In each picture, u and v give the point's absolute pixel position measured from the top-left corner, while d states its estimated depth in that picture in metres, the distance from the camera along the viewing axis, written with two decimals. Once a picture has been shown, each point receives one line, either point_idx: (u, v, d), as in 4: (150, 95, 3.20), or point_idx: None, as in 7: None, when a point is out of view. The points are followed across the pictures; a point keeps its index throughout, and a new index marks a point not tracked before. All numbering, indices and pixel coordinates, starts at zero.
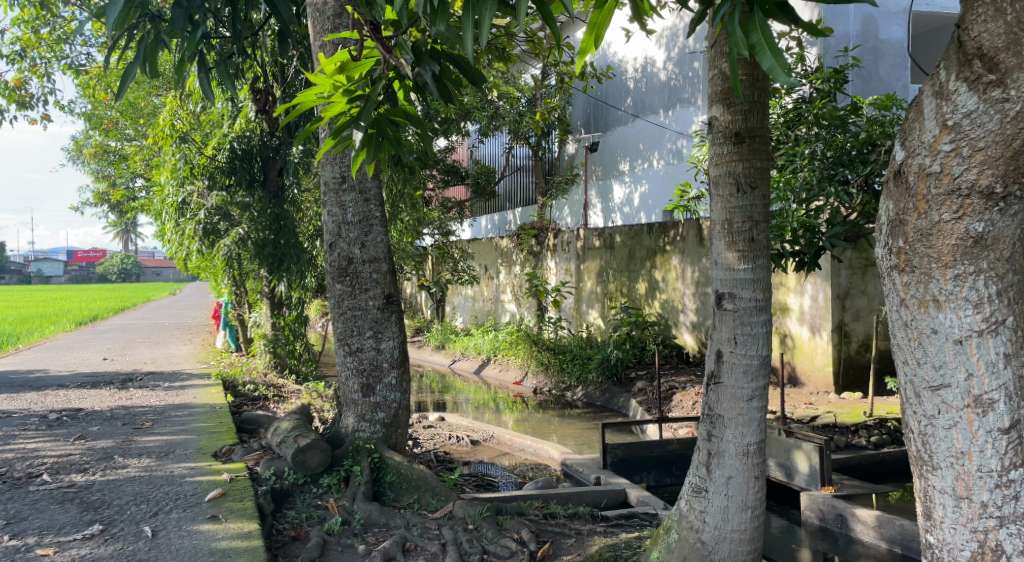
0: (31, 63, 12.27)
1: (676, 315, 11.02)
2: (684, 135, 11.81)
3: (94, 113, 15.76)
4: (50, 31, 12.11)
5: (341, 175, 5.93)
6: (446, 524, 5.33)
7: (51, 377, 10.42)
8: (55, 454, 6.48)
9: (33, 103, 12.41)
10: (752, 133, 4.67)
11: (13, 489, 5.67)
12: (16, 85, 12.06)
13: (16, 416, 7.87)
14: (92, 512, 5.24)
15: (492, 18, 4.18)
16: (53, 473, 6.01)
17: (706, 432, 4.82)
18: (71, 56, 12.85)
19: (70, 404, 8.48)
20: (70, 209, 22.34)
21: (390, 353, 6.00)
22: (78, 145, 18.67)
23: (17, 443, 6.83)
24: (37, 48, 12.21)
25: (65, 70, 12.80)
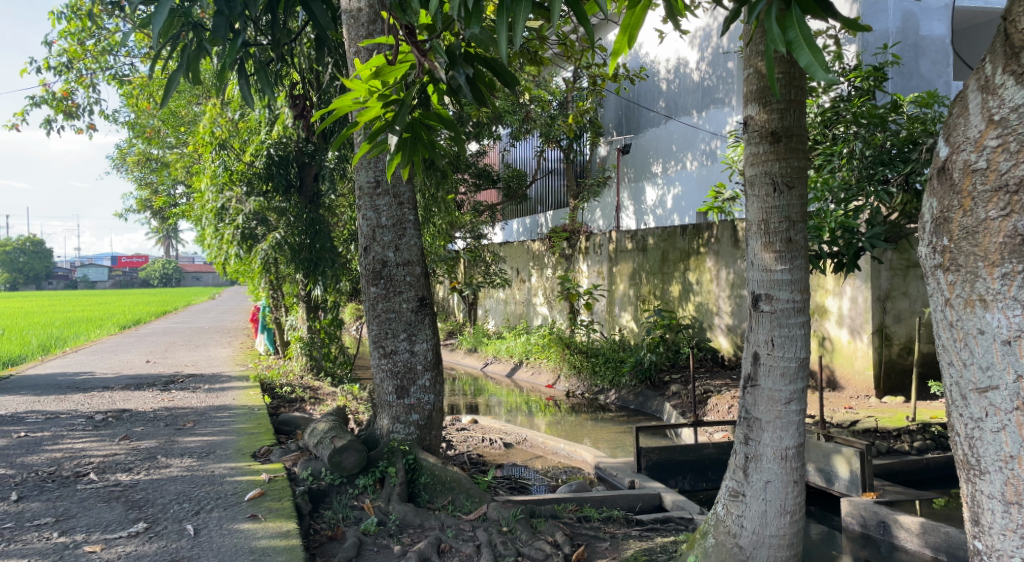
0: (77, 74, 12.51)
1: (711, 317, 10.91)
2: (719, 136, 11.71)
3: (137, 121, 16.05)
4: (96, 43, 12.39)
5: (375, 179, 5.98)
6: (481, 526, 5.33)
7: (95, 379, 10.62)
8: (101, 453, 6.59)
9: (79, 113, 12.68)
10: (789, 131, 4.61)
11: (61, 488, 5.77)
12: (63, 95, 12.34)
13: (63, 416, 8.04)
14: (136, 510, 5.31)
15: (526, 21, 4.20)
16: (99, 472, 6.10)
17: (743, 435, 4.77)
18: (115, 66, 13.10)
19: (114, 405, 8.63)
20: (114, 216, 22.75)
21: (424, 356, 6.02)
22: (121, 153, 19.04)
23: (65, 442, 6.96)
24: (83, 59, 12.46)
25: (109, 80, 13.05)
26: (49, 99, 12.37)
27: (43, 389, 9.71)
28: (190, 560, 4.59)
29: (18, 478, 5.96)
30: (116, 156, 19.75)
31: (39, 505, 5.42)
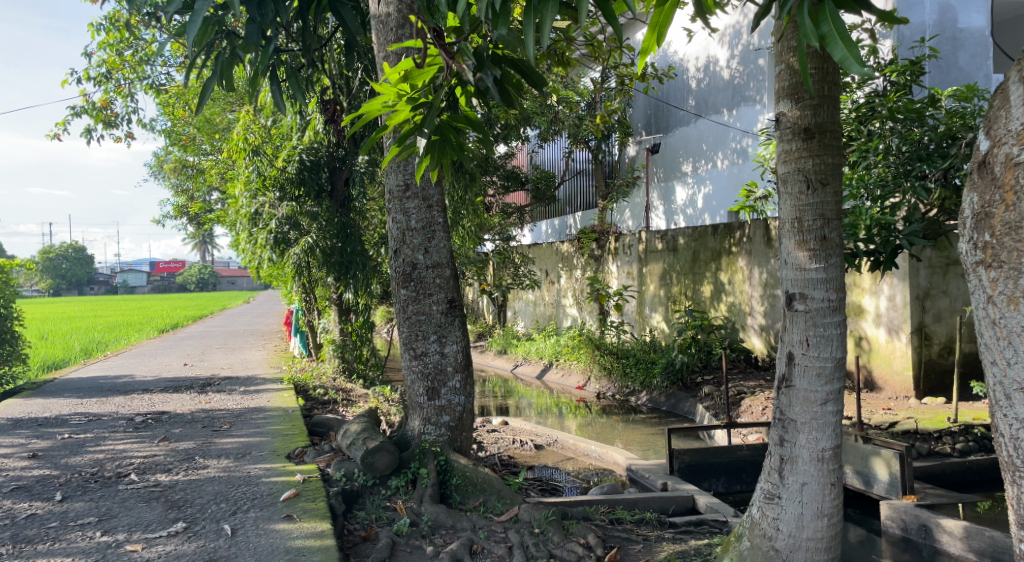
0: (116, 84, 12.74)
1: (744, 318, 10.79)
2: (750, 134, 11.60)
3: (173, 129, 16.29)
4: (133, 53, 12.60)
5: (405, 183, 5.98)
6: (512, 527, 5.32)
7: (135, 381, 10.77)
8: (142, 455, 6.67)
9: (117, 122, 12.89)
10: (823, 128, 4.54)
11: (103, 488, 5.84)
12: (102, 105, 12.55)
13: (104, 418, 8.16)
14: (175, 510, 5.36)
15: (554, 20, 4.19)
16: (139, 473, 6.17)
17: (778, 437, 4.70)
18: (152, 76, 13.32)
19: (154, 407, 8.73)
20: (153, 222, 23.14)
21: (454, 357, 6.01)
22: (158, 160, 19.33)
23: (106, 444, 7.05)
24: (121, 70, 12.68)
25: (147, 89, 13.27)
26: (89, 109, 12.60)
27: (84, 392, 9.88)
28: (228, 559, 4.62)
29: (61, 479, 6.05)
30: (153, 164, 20.07)
31: (82, 505, 5.50)
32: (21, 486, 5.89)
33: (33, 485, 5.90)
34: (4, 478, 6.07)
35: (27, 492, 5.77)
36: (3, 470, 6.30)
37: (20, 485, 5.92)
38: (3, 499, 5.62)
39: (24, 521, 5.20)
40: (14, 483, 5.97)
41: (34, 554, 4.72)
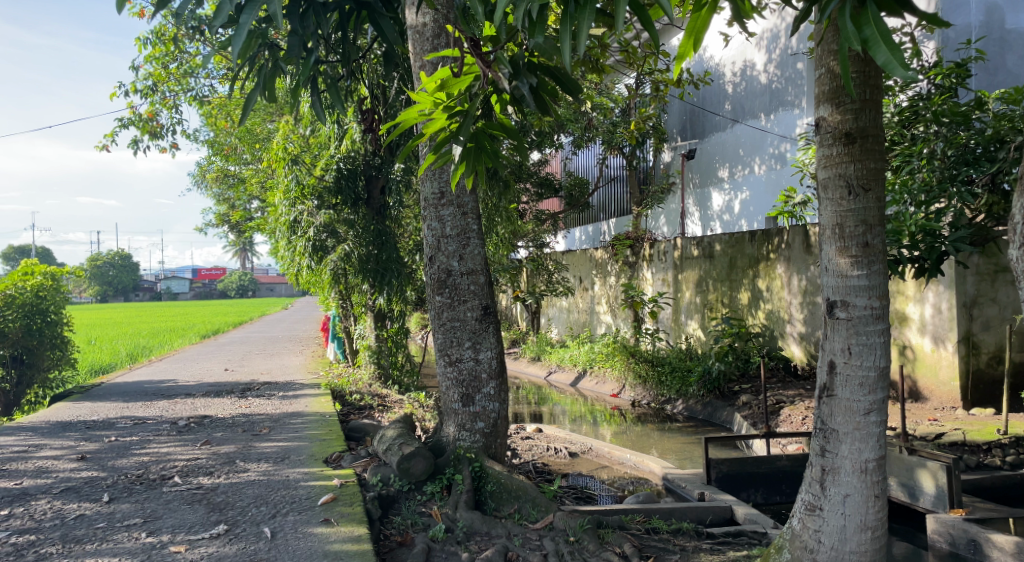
0: (161, 97, 12.99)
1: (783, 326, 10.63)
2: (788, 139, 11.47)
3: (216, 139, 16.53)
4: (178, 66, 12.84)
5: (440, 191, 5.99)
6: (548, 535, 5.28)
7: (179, 386, 10.92)
8: (185, 458, 6.75)
9: (163, 133, 13.12)
10: (865, 132, 4.45)
11: (148, 490, 5.90)
12: (149, 116, 12.82)
13: (149, 421, 8.27)
14: (218, 512, 5.40)
15: (590, 28, 4.16)
16: (182, 475, 6.23)
17: (819, 447, 4.60)
18: (196, 88, 13.57)
19: (196, 411, 8.84)
20: (195, 230, 23.57)
21: (489, 364, 5.99)
22: (201, 170, 19.64)
23: (151, 447, 7.14)
24: (166, 82, 12.93)
25: (191, 101, 13.52)
26: (135, 121, 12.86)
27: (130, 396, 10.02)
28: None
29: (109, 481, 6.13)
30: (196, 174, 20.42)
31: (128, 506, 5.57)
32: (69, 487, 5.98)
33: (82, 487, 5.99)
34: (54, 479, 6.17)
35: (75, 493, 5.85)
36: (53, 471, 6.41)
37: (68, 486, 6.01)
38: (52, 499, 5.71)
39: (73, 521, 5.28)
40: (63, 484, 6.06)
41: (82, 554, 4.79)
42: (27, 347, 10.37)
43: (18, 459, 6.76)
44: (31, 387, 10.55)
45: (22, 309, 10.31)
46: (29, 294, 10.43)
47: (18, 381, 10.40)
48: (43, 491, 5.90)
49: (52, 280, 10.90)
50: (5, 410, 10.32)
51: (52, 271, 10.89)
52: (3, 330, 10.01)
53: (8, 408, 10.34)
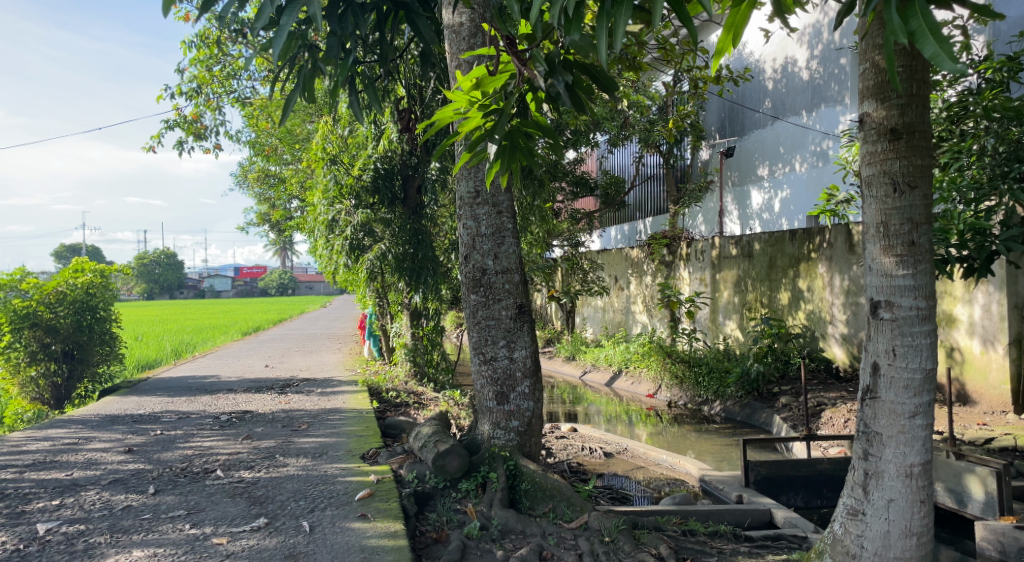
0: (206, 99, 13.19)
1: (824, 326, 10.40)
2: (831, 136, 11.25)
3: (257, 140, 16.70)
4: (221, 68, 13.00)
5: (475, 189, 5.97)
6: (582, 535, 5.22)
7: (221, 381, 11.05)
8: (228, 452, 6.80)
9: (207, 135, 13.29)
10: (911, 128, 4.33)
11: (192, 483, 5.96)
12: (193, 118, 12.99)
13: (193, 416, 8.37)
14: (258, 506, 5.43)
15: (627, 24, 4.10)
16: (224, 469, 6.28)
17: (862, 450, 4.48)
18: (238, 90, 13.74)
19: (238, 406, 8.93)
20: (237, 229, 23.92)
21: (523, 362, 5.94)
22: (242, 170, 19.88)
23: (195, 440, 7.21)
24: (211, 84, 13.11)
25: (233, 103, 13.68)
26: (180, 122, 13.06)
27: (175, 391, 10.16)
28: (307, 556, 4.67)
29: (154, 473, 6.20)
30: (238, 175, 20.69)
31: (173, 498, 5.62)
32: (117, 478, 6.06)
33: (129, 478, 6.07)
34: (103, 471, 6.26)
35: (123, 485, 5.93)
36: (101, 463, 6.50)
37: (116, 477, 6.09)
38: (101, 490, 5.79)
39: (120, 512, 5.35)
40: (111, 475, 6.14)
41: (129, 544, 4.84)
42: (77, 343, 10.58)
43: (68, 451, 6.87)
44: (82, 381, 10.74)
45: (73, 306, 10.50)
46: (79, 290, 10.60)
47: (69, 375, 10.59)
48: (92, 482, 5.98)
49: (102, 277, 11.00)
50: (56, 404, 10.52)
51: (101, 269, 10.99)
52: (54, 326, 10.23)
53: (59, 401, 10.54)
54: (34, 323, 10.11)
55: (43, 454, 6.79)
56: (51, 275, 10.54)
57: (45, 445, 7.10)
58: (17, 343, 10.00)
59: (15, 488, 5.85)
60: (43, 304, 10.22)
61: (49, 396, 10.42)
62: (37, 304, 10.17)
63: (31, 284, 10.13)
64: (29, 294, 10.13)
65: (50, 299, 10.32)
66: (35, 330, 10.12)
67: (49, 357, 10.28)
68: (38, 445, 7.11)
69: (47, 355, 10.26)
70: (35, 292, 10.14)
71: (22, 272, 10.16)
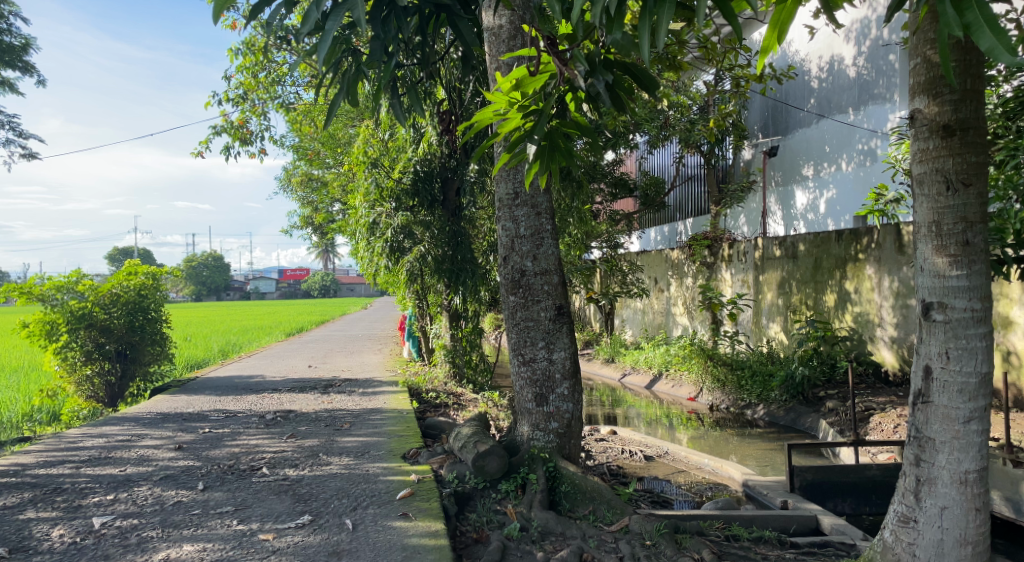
0: (251, 105, 13.35)
1: (872, 329, 10.07)
2: (879, 134, 11.02)
3: (300, 144, 16.88)
4: (267, 75, 13.15)
5: (514, 191, 5.92)
6: (623, 538, 5.15)
7: (266, 381, 11.16)
8: (273, 450, 6.85)
9: (253, 140, 13.44)
10: (964, 124, 4.18)
11: (239, 479, 6.00)
12: (239, 123, 13.16)
13: (239, 414, 8.45)
14: (303, 503, 5.45)
15: (671, 20, 4.03)
16: (270, 467, 6.32)
17: (914, 456, 4.35)
18: (283, 96, 13.87)
19: (282, 406, 9.00)
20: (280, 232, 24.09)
21: (563, 364, 5.88)
22: (286, 174, 20.12)
23: (241, 439, 7.27)
24: (256, 91, 13.27)
25: (278, 109, 13.82)
26: (227, 128, 13.24)
27: (222, 390, 10.29)
28: (350, 554, 4.66)
29: (203, 470, 6.26)
30: (282, 178, 20.95)
31: (221, 494, 5.67)
32: (168, 475, 6.13)
33: (179, 475, 6.13)
34: (154, 467, 6.34)
35: (173, 481, 5.99)
36: (153, 460, 6.58)
37: (167, 474, 6.16)
38: (153, 486, 5.85)
39: (171, 508, 5.40)
40: (162, 472, 6.21)
41: (180, 539, 4.89)
42: (130, 343, 10.74)
43: (121, 448, 6.97)
44: (134, 381, 10.91)
45: (126, 307, 10.69)
46: (132, 292, 10.78)
47: (122, 374, 10.76)
48: (144, 478, 6.05)
49: (153, 279, 11.11)
50: (110, 402, 10.68)
51: (153, 271, 11.09)
52: (108, 326, 10.42)
53: (113, 400, 10.70)
54: (90, 324, 10.30)
55: (98, 450, 6.89)
56: (105, 277, 10.73)
57: (99, 442, 7.22)
58: (73, 343, 10.17)
59: (72, 483, 5.95)
60: (97, 305, 10.42)
61: (104, 394, 10.60)
62: (92, 305, 10.39)
63: (87, 286, 10.36)
64: (85, 295, 10.38)
65: (105, 301, 10.53)
66: (90, 330, 10.31)
67: (103, 357, 10.47)
68: (94, 441, 7.23)
69: (102, 355, 10.45)
70: (91, 293, 10.39)
71: (78, 274, 10.38)
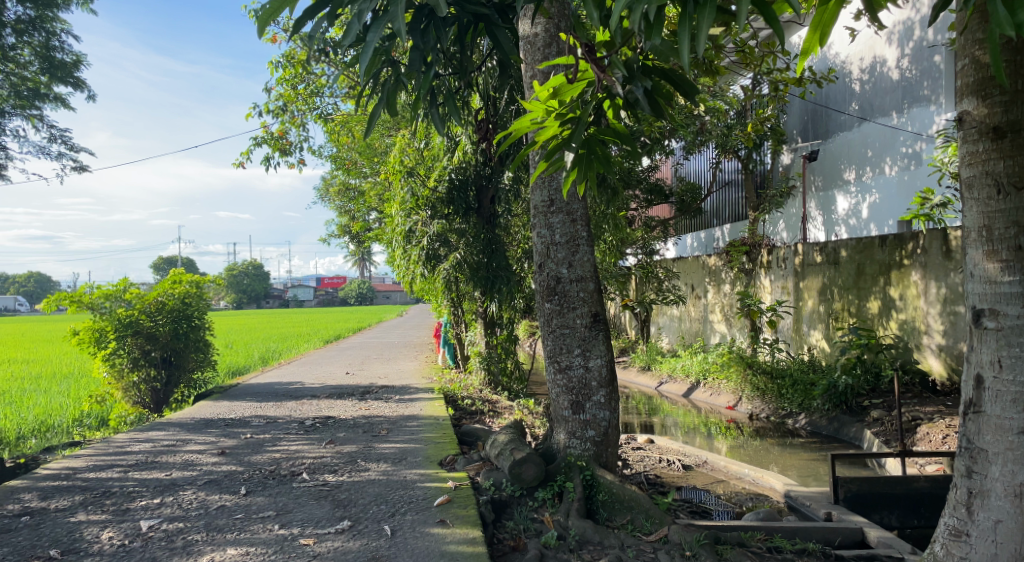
0: (291, 116, 13.48)
1: (919, 337, 9.84)
2: (924, 137, 10.81)
3: (338, 154, 17.02)
4: (306, 86, 13.31)
5: (550, 198, 5.88)
6: (662, 548, 5.06)
7: (305, 388, 11.23)
8: (313, 455, 6.86)
9: (292, 151, 13.56)
10: (1016, 125, 4.04)
11: (280, 484, 6.02)
12: (279, 134, 13.30)
13: (280, 420, 8.50)
14: (342, 508, 5.44)
15: (712, 27, 3.95)
16: (310, 472, 6.33)
17: (965, 468, 4.21)
18: (322, 107, 13.98)
19: (320, 412, 9.04)
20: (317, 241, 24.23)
21: (599, 372, 5.80)
22: (324, 184, 20.31)
23: (282, 444, 7.30)
24: (296, 103, 13.41)
25: (317, 120, 13.95)
26: (267, 139, 13.39)
27: (263, 396, 10.37)
28: (388, 560, 4.64)
29: (246, 475, 6.29)
30: (320, 188, 21.15)
31: (263, 499, 5.68)
32: (212, 479, 6.17)
33: (222, 479, 6.16)
34: (199, 472, 6.39)
35: (217, 485, 6.02)
36: (198, 464, 6.64)
37: (211, 478, 6.20)
38: (197, 490, 5.89)
39: (215, 512, 5.42)
40: (206, 476, 6.25)
41: (224, 543, 4.90)
42: (175, 349, 10.84)
43: (166, 452, 7.04)
44: (179, 387, 11.02)
45: (171, 315, 10.80)
46: (177, 300, 10.90)
47: (168, 381, 10.88)
48: (189, 482, 6.10)
49: (197, 288, 11.21)
50: (156, 407, 10.81)
51: (197, 279, 11.18)
52: (153, 334, 10.51)
53: (159, 405, 10.83)
54: (136, 331, 10.42)
55: (145, 454, 6.97)
56: (151, 286, 10.88)
57: (146, 446, 7.30)
58: (121, 350, 10.33)
59: (120, 486, 6.01)
60: (144, 313, 10.54)
61: (150, 400, 10.73)
62: (139, 312, 10.52)
63: (134, 294, 10.52)
64: (132, 303, 10.52)
65: (151, 309, 10.65)
66: (136, 338, 10.44)
67: (149, 364, 10.61)
68: (140, 446, 7.31)
69: (148, 361, 10.57)
70: (137, 301, 10.54)
71: (126, 282, 10.54)
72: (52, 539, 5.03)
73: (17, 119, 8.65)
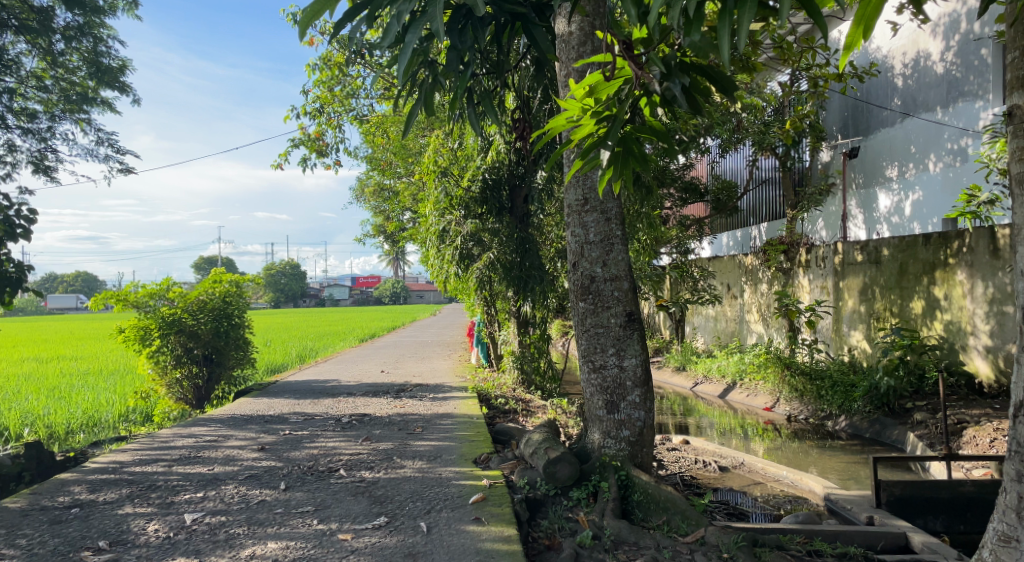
0: (327, 117, 13.57)
1: (964, 338, 9.60)
2: (971, 131, 10.59)
3: (373, 155, 17.10)
4: (342, 88, 13.38)
5: (584, 197, 5.81)
6: (699, 550, 4.98)
7: (341, 385, 11.29)
8: (349, 452, 6.87)
9: (328, 152, 13.64)
10: None
11: (318, 480, 6.04)
12: (316, 135, 13.38)
13: (317, 417, 8.54)
14: (379, 505, 5.43)
15: (752, 22, 3.87)
16: (347, 468, 6.34)
17: (1016, 472, 4.07)
18: (357, 108, 14.05)
19: (356, 409, 9.07)
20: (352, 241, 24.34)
21: (634, 371, 5.73)
22: (359, 185, 20.44)
23: (320, 441, 7.33)
24: (331, 104, 13.49)
25: (352, 121, 14.03)
26: (304, 140, 13.48)
27: (300, 393, 10.44)
28: (425, 557, 4.62)
29: (285, 470, 6.32)
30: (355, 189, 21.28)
31: (301, 495, 5.70)
32: (252, 474, 6.20)
33: (262, 474, 6.20)
34: (239, 467, 6.43)
35: (257, 480, 6.06)
36: (238, 459, 6.68)
37: (251, 473, 6.23)
38: (238, 485, 5.93)
39: (255, 506, 5.45)
40: (246, 471, 6.29)
41: (265, 537, 4.92)
42: (216, 347, 10.90)
43: (209, 447, 7.11)
44: (219, 383, 11.14)
45: (212, 314, 10.86)
46: (217, 299, 10.96)
47: (209, 377, 10.99)
48: (230, 477, 6.14)
49: (237, 287, 11.26)
50: (198, 403, 10.95)
51: (236, 279, 11.25)
52: (195, 332, 10.60)
53: (201, 401, 10.97)
54: (179, 329, 10.54)
55: (188, 449, 7.04)
56: (193, 285, 10.99)
57: (188, 441, 7.37)
58: (164, 348, 10.47)
59: (164, 480, 6.07)
60: (186, 311, 10.63)
61: (192, 396, 10.88)
62: (182, 311, 10.64)
63: (176, 293, 10.63)
64: (175, 302, 10.65)
65: (193, 308, 10.74)
66: (179, 336, 10.55)
67: (191, 361, 10.74)
68: (183, 441, 7.39)
69: (190, 359, 10.71)
70: (179, 300, 10.65)
71: (169, 281, 10.67)
72: (100, 530, 5.09)
73: (66, 122, 8.92)
